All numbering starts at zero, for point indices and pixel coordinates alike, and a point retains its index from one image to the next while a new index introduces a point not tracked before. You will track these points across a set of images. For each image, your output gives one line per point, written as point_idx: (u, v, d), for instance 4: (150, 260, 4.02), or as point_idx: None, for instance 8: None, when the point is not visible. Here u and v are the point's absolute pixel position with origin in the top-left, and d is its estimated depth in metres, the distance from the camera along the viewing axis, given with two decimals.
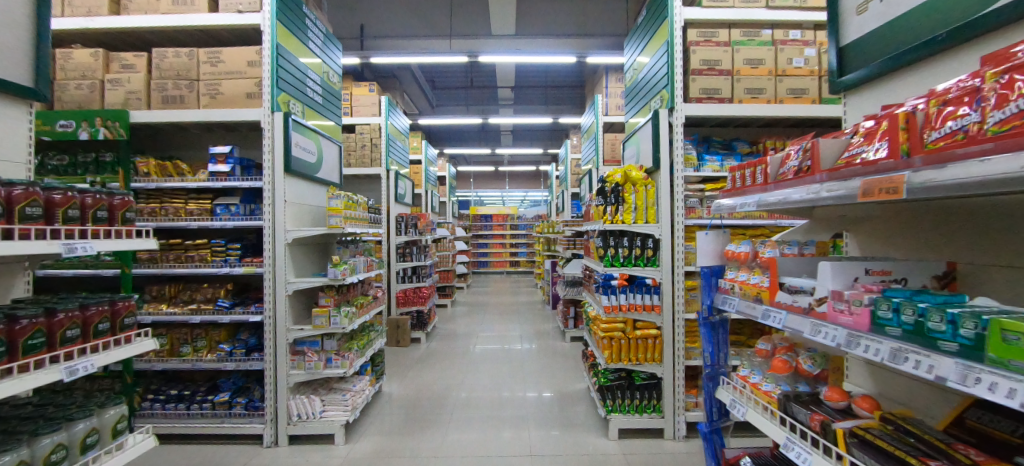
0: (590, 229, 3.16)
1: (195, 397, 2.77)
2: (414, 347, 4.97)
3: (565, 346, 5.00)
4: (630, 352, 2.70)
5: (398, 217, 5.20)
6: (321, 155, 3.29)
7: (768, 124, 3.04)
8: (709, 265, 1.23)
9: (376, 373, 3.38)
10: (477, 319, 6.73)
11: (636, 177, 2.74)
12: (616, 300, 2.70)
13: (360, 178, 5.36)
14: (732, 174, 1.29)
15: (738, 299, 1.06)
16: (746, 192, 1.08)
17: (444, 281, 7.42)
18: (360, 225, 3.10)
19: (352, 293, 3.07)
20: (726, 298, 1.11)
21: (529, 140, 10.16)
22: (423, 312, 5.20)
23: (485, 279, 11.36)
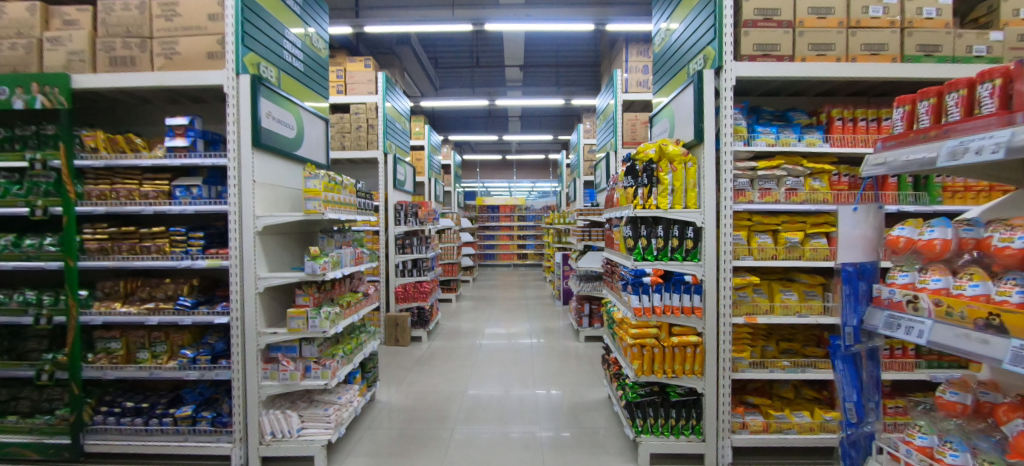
0: (614, 217, 2.70)
1: (154, 410, 2.38)
2: (414, 346, 4.58)
3: (580, 347, 4.56)
4: (665, 363, 2.25)
5: (396, 205, 4.76)
6: (302, 130, 2.84)
7: (832, 90, 2.53)
8: (855, 262, 0.80)
9: (369, 380, 2.96)
10: (483, 315, 6.31)
11: (673, 153, 2.25)
12: (648, 301, 2.24)
13: (356, 163, 4.94)
14: (914, 105, 0.91)
15: (926, 322, 0.63)
16: (935, 132, 0.69)
17: (448, 275, 7.00)
18: (346, 211, 2.66)
19: (337, 290, 2.64)
20: (893, 319, 0.68)
21: (539, 126, 9.64)
22: (424, 307, 4.76)
23: (492, 272, 10.94)
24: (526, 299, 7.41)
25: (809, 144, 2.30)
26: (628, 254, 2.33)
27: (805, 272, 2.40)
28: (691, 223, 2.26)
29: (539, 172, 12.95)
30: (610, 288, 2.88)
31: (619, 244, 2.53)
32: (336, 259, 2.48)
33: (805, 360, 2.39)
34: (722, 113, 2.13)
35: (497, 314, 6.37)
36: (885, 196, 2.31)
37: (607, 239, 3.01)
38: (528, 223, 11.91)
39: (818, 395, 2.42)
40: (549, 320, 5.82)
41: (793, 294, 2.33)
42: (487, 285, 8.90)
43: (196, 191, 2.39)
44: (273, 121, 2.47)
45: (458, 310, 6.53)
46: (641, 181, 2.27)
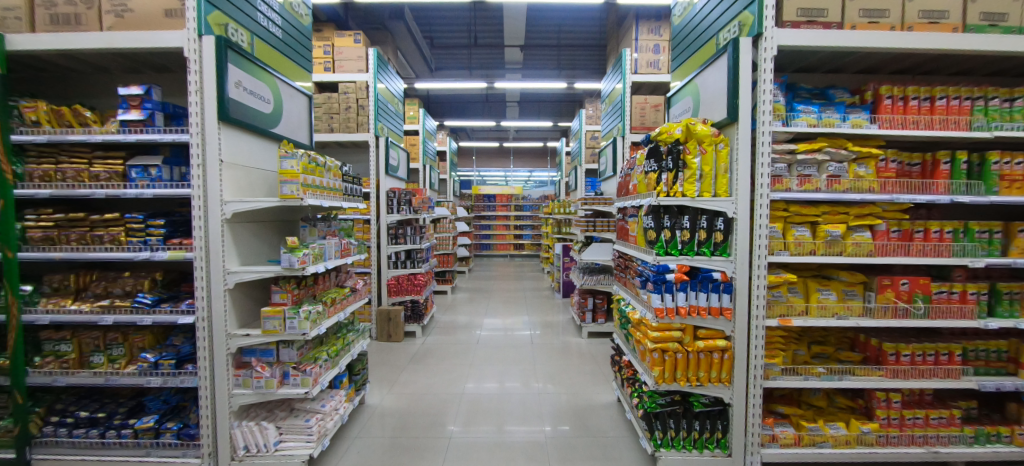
0: (630, 207, 2.43)
1: (112, 421, 2.10)
2: (408, 342, 4.32)
3: (583, 344, 4.33)
4: (689, 370, 2.01)
5: (388, 192, 4.45)
6: (280, 105, 2.51)
7: (877, 66, 2.26)
8: None
9: (357, 383, 2.70)
10: (480, 308, 6.07)
11: (703, 133, 1.97)
12: (672, 301, 1.98)
13: (345, 146, 4.61)
14: None
15: None
16: None
17: (443, 265, 6.74)
18: (331, 196, 2.37)
19: (319, 285, 2.36)
20: None
21: (538, 112, 9.30)
22: (418, 301, 4.54)
23: (488, 263, 10.69)
24: (524, 291, 7.17)
25: (855, 125, 2.03)
26: (649, 247, 2.07)
27: (843, 268, 2.17)
28: (721, 213, 1.99)
29: (537, 161, 12.63)
30: (622, 284, 2.62)
31: (636, 237, 2.27)
32: (318, 251, 2.20)
33: (840, 365, 2.17)
34: (763, 87, 1.84)
35: (494, 307, 6.12)
36: (935, 185, 2.06)
37: (619, 231, 2.75)
38: (525, 213, 11.64)
39: (852, 403, 2.21)
40: (549, 313, 5.59)
41: (832, 294, 2.09)
42: (483, 277, 8.64)
43: (155, 172, 2.08)
44: (244, 92, 2.14)
45: (453, 303, 6.28)
46: (665, 165, 2.00)
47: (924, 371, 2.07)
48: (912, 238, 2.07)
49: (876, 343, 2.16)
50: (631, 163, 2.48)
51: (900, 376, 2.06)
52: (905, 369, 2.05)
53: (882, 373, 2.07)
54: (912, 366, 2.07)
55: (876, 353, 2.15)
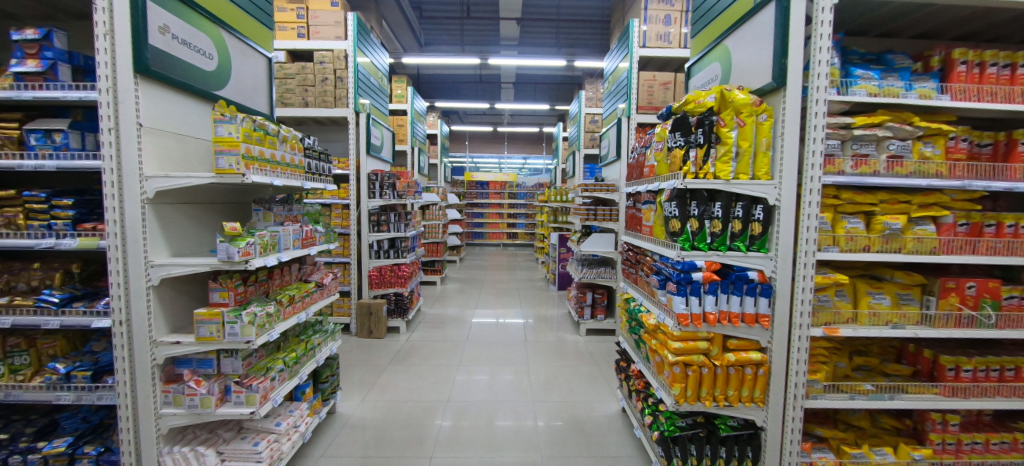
0: (644, 192, 2.06)
1: (15, 444, 1.71)
2: (391, 339, 3.97)
3: (581, 342, 4.01)
4: (716, 388, 1.67)
5: (370, 174, 4.02)
6: (227, 61, 2.07)
7: (945, 26, 1.89)
8: None
9: (324, 392, 2.34)
10: (470, 300, 5.72)
11: (743, 100, 1.60)
12: (699, 306, 1.63)
13: (322, 123, 4.15)
14: None
15: None
16: None
17: (432, 255, 6.36)
18: (290, 173, 1.95)
19: (273, 281, 1.98)
20: None
21: (534, 94, 8.83)
22: (402, 294, 4.20)
23: (480, 252, 10.32)
24: (517, 282, 6.83)
25: (923, 96, 1.67)
26: (672, 240, 1.71)
27: (896, 267, 1.84)
28: (760, 200, 1.64)
29: (532, 147, 12.18)
30: (632, 282, 2.27)
31: (653, 228, 1.91)
32: (270, 240, 1.80)
33: (887, 381, 1.86)
34: (823, 40, 1.46)
35: (486, 299, 5.76)
36: (1014, 171, 1.72)
37: (628, 220, 2.39)
38: (520, 201, 11.24)
39: (897, 424, 1.90)
40: (544, 307, 5.26)
41: (885, 298, 1.76)
42: (475, 266, 8.28)
43: (60, 138, 1.65)
44: (172, 40, 1.69)
45: (443, 294, 5.93)
46: (694, 139, 1.62)
47: (988, 390, 1.75)
48: (981, 234, 1.72)
49: (930, 356, 1.84)
50: (647, 140, 2.10)
51: (961, 396, 1.74)
52: (967, 387, 1.74)
53: (939, 392, 1.76)
54: (974, 384, 1.76)
55: (929, 368, 1.85)
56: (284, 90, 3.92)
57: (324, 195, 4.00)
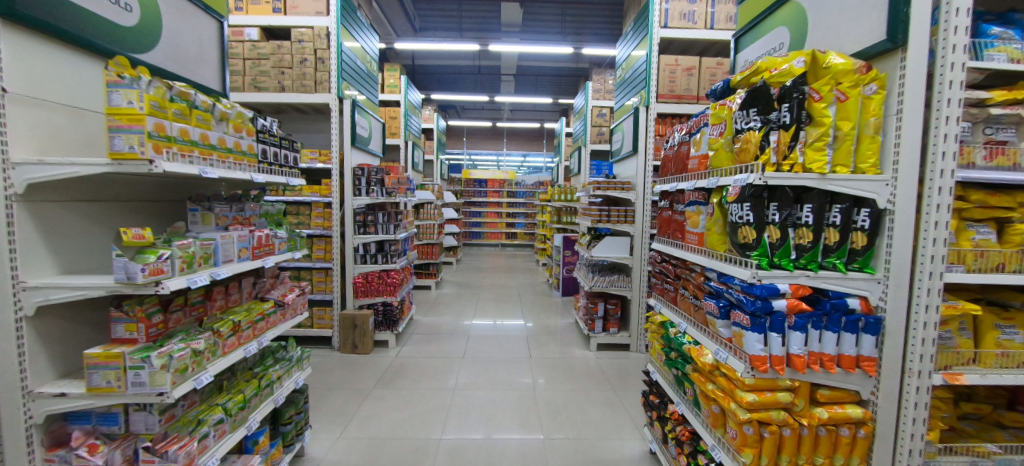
0: (690, 190, 1.62)
1: None
2: (378, 355, 3.52)
3: (591, 359, 3.56)
4: (799, 455, 1.24)
5: (354, 169, 3.55)
6: (157, 19, 1.59)
7: None
8: None
9: (285, 436, 1.88)
10: (467, 307, 5.26)
11: (845, 65, 1.16)
12: (782, 346, 1.19)
13: (301, 110, 3.67)
14: None
15: None
16: None
17: (427, 257, 5.90)
18: (236, 163, 1.50)
19: (213, 303, 1.52)
20: None
21: (536, 87, 8.35)
22: (391, 305, 3.69)
23: (478, 253, 9.86)
24: (518, 287, 6.38)
25: None
26: (741, 254, 1.27)
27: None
28: (865, 202, 1.20)
29: (532, 144, 11.70)
30: (667, 302, 1.84)
31: (708, 236, 1.47)
32: (203, 252, 1.34)
33: (1010, 438, 1.42)
34: None
35: (485, 306, 5.31)
36: None
37: (661, 225, 1.96)
38: (519, 200, 10.78)
39: None
40: (547, 316, 4.81)
41: (1018, 333, 1.32)
42: (472, 268, 7.82)
43: None
44: None
45: (437, 300, 5.47)
46: (778, 118, 1.18)
47: None
48: None
49: None
50: (693, 125, 1.66)
51: None
52: None
53: None
54: None
55: None
56: (257, 73, 3.43)
57: (303, 192, 3.53)
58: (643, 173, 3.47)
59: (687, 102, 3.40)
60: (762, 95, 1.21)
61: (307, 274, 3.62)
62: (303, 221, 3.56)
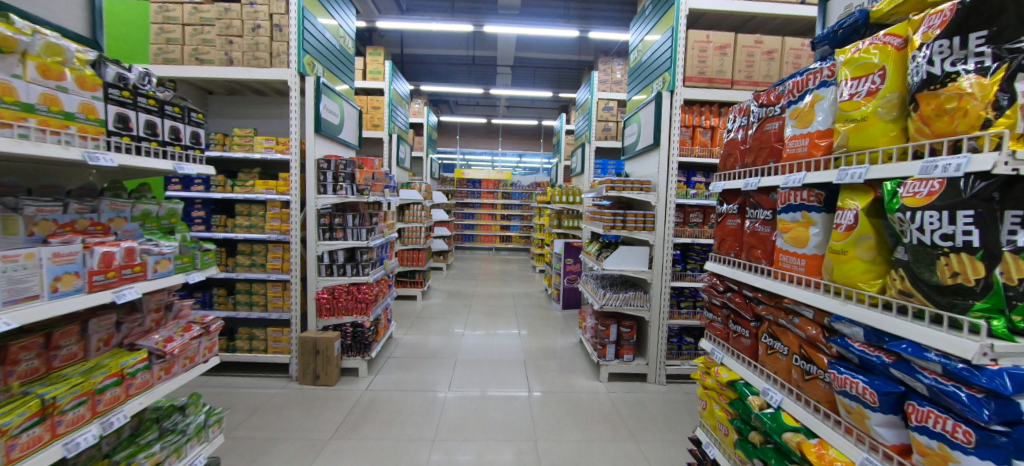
0: (797, 190, 1.04)
1: None
2: (344, 387, 2.88)
3: (601, 392, 2.96)
4: None
5: (317, 160, 2.89)
6: None
7: None
8: None
9: None
10: (456, 321, 4.63)
11: None
12: None
13: (255, 87, 3.03)
14: None
15: None
16: None
17: (412, 264, 5.28)
18: (50, 127, 0.87)
19: (13, 369, 0.91)
20: None
21: (535, 80, 7.78)
22: (362, 327, 3.04)
23: (470, 258, 9.25)
24: (512, 297, 5.78)
25: None
26: (939, 305, 0.68)
27: None
28: None
29: (528, 142, 11.12)
30: (737, 354, 1.26)
31: (838, 265, 0.88)
32: None
33: None
34: None
35: (477, 320, 4.69)
36: None
37: (721, 239, 1.38)
38: (514, 201, 10.20)
39: None
40: (547, 334, 4.21)
41: None
42: (464, 275, 7.20)
43: None
44: None
45: (422, 313, 4.83)
46: None
47: None
48: None
49: None
50: (791, 89, 1.09)
51: None
52: None
53: None
54: None
55: None
56: (199, 42, 2.79)
57: (255, 188, 2.90)
58: (665, 170, 2.90)
59: (719, 87, 2.85)
60: (999, 5, 0.62)
61: (260, 288, 2.98)
62: (255, 223, 2.92)
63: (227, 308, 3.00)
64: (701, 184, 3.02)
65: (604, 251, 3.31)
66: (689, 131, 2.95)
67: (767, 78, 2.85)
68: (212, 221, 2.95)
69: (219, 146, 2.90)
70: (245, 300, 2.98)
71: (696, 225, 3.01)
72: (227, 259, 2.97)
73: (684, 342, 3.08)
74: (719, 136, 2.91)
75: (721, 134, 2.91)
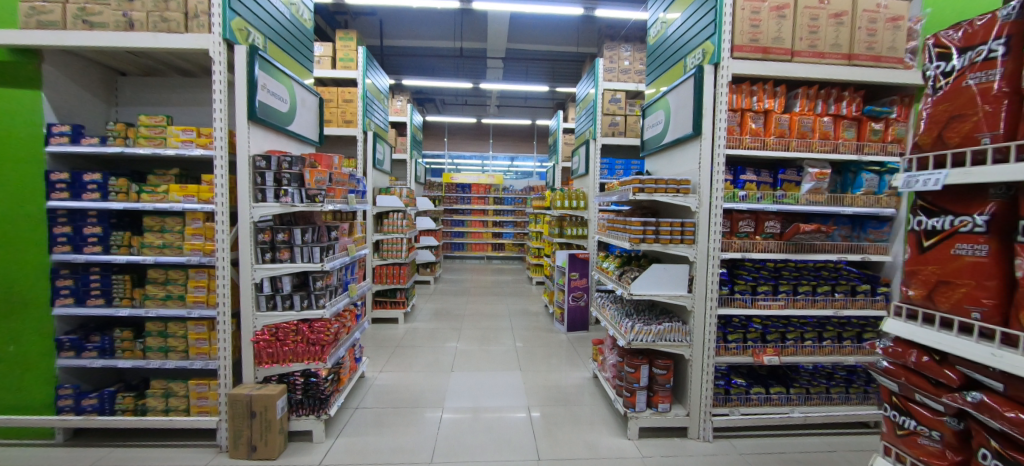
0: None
1: None
2: (294, 456, 2.16)
3: (632, 454, 2.25)
4: None
5: (251, 155, 2.14)
6: None
7: None
8: None
9: None
10: (443, 349, 3.91)
11: None
12: None
13: (173, 61, 2.31)
14: None
15: None
16: None
17: (393, 282, 4.55)
18: None
19: None
20: None
21: (528, 74, 7.16)
22: (317, 377, 2.29)
23: (460, 268, 8.54)
24: (508, 316, 5.08)
25: None
26: None
27: None
28: None
29: (520, 144, 10.48)
30: None
31: None
32: None
33: None
34: None
35: (469, 347, 3.98)
36: None
37: (934, 287, 0.87)
38: (507, 206, 9.52)
39: None
40: (552, 366, 3.52)
41: None
42: (453, 290, 6.47)
43: None
44: None
45: (404, 341, 4.10)
46: None
47: None
48: None
49: None
50: None
51: None
52: None
53: None
54: None
55: None
56: None
57: (170, 196, 2.16)
58: (708, 165, 2.25)
59: (775, 59, 2.24)
60: None
61: (178, 329, 2.22)
62: (171, 243, 2.18)
63: (135, 357, 2.24)
64: (751, 184, 2.39)
65: (626, 268, 2.63)
66: (737, 116, 2.33)
67: (835, 47, 2.27)
68: (112, 241, 2.20)
69: (119, 140, 2.15)
70: (159, 346, 2.23)
71: (746, 236, 2.38)
72: (134, 290, 2.22)
73: (732, 385, 2.42)
74: (775, 122, 2.32)
75: (777, 120, 2.31)
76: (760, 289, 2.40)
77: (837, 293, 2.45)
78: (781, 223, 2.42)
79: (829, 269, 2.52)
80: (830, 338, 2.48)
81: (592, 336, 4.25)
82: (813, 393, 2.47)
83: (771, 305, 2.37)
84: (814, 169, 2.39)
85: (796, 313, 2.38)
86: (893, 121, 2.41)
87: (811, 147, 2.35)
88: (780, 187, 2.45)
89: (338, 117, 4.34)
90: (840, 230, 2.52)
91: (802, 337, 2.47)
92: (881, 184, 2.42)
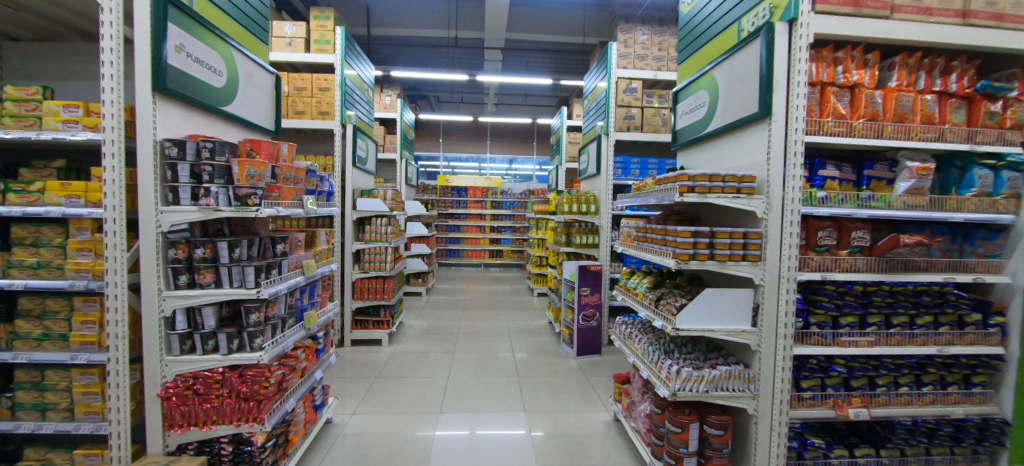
0: None
1: None
2: None
3: None
4: None
5: (157, 139, 1.54)
6: None
7: None
8: None
9: None
10: (433, 380, 3.29)
11: None
12: None
13: (61, 15, 1.71)
14: None
15: None
16: None
17: (376, 298, 3.92)
18: None
19: None
20: None
21: (529, 68, 6.62)
22: (251, 445, 1.63)
23: (455, 277, 7.95)
24: (508, 335, 4.47)
25: None
26: None
27: None
28: None
29: (519, 145, 9.93)
30: None
31: None
32: None
33: None
34: None
35: (464, 377, 3.37)
36: None
37: None
38: (505, 211, 8.95)
39: None
40: (563, 404, 2.92)
41: None
42: (447, 303, 5.86)
43: None
44: None
45: (386, 369, 3.48)
46: None
47: None
48: None
49: None
50: None
51: None
52: None
53: None
54: None
55: None
56: None
57: (46, 196, 1.56)
58: (781, 155, 1.67)
59: (870, 15, 1.70)
60: None
61: (59, 380, 1.61)
62: (48, 261, 1.57)
63: None
64: (833, 181, 1.83)
65: (660, 291, 2.04)
66: (815, 93, 1.80)
67: (946, 2, 1.73)
68: None
69: None
70: (33, 404, 1.61)
71: (827, 250, 1.81)
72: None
73: (809, 448, 1.82)
74: (867, 99, 1.79)
75: (869, 96, 1.79)
76: (843, 322, 1.83)
77: (940, 325, 1.89)
78: (871, 233, 1.86)
79: (928, 294, 1.95)
80: (930, 384, 1.92)
81: (607, 361, 3.67)
82: (909, 456, 1.89)
83: (857, 343, 1.81)
84: (914, 162, 1.84)
85: (890, 352, 1.82)
86: (1012, 101, 1.86)
87: (910, 134, 1.80)
88: (866, 186, 1.90)
89: (313, 108, 3.76)
90: (938, 242, 1.96)
91: (895, 382, 1.90)
92: (998, 183, 1.84)
